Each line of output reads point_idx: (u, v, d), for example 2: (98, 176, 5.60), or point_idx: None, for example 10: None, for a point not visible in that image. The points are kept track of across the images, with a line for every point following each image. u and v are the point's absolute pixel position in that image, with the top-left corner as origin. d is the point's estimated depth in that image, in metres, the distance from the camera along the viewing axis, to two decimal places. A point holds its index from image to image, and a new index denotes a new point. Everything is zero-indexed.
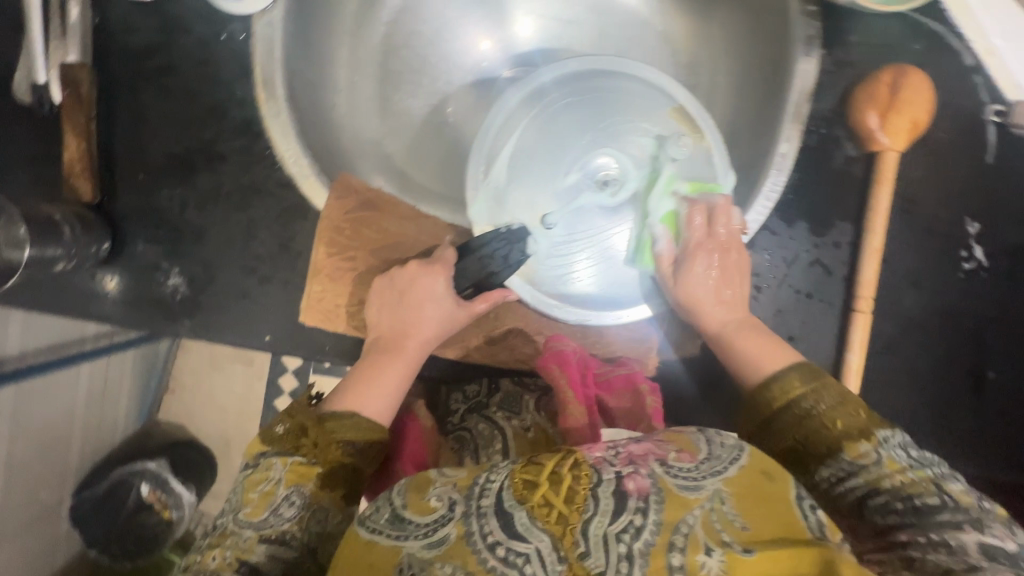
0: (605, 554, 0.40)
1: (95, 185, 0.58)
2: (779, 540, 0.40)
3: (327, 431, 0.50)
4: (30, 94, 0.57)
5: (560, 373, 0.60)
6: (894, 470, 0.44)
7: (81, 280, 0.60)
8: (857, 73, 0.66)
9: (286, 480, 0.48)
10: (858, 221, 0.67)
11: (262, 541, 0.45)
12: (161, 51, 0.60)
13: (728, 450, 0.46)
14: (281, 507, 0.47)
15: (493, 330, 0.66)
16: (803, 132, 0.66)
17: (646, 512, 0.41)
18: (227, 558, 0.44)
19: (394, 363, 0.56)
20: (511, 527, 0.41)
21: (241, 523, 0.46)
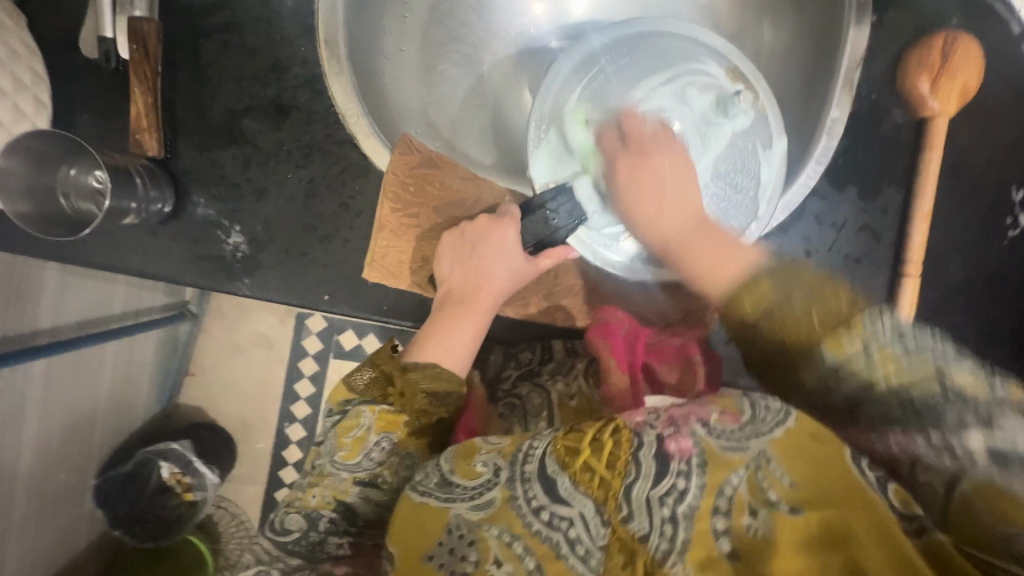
0: (647, 517, 0.41)
1: (159, 140, 0.58)
2: (830, 500, 0.37)
3: (410, 380, 0.51)
4: (96, 49, 0.57)
5: (604, 343, 0.62)
6: (884, 361, 0.41)
7: (141, 238, 0.60)
8: (907, 40, 0.67)
9: (376, 427, 0.51)
10: (907, 186, 0.68)
11: (356, 483, 0.51)
12: (225, 8, 0.60)
13: (774, 414, 0.42)
14: (372, 451, 0.51)
15: (553, 290, 0.67)
16: (852, 98, 0.67)
17: (689, 476, 0.40)
18: (325, 498, 0.52)
19: (466, 315, 0.57)
20: (552, 491, 0.44)
21: (337, 466, 0.51)
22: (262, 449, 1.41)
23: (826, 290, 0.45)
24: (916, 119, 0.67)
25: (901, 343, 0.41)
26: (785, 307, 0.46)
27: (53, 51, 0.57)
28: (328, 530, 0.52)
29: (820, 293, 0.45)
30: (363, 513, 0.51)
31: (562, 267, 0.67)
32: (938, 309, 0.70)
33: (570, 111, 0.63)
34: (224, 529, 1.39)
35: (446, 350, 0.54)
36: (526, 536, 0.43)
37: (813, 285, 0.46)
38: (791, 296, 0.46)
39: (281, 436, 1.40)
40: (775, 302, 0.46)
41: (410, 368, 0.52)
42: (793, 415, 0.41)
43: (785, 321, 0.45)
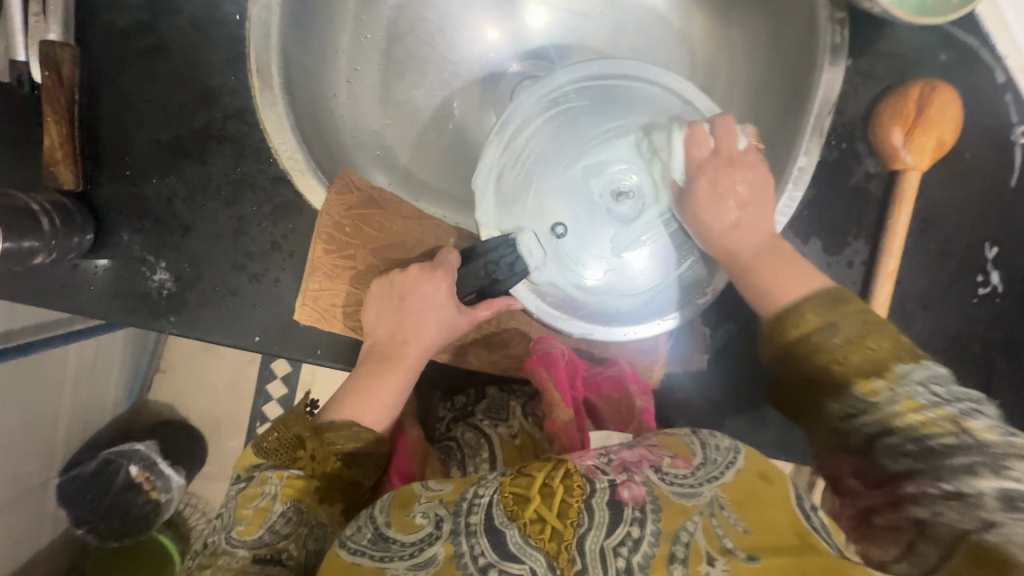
0: (602, 569, 0.40)
1: (76, 171, 0.54)
2: (775, 549, 0.40)
3: (325, 443, 0.49)
4: (8, 73, 0.53)
5: (547, 375, 0.61)
6: (909, 409, 0.42)
7: (61, 273, 0.57)
8: (883, 86, 0.63)
9: (282, 497, 0.46)
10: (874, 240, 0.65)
11: (256, 561, 0.43)
12: (152, 32, 0.56)
13: (725, 454, 0.48)
14: (276, 524, 0.45)
15: (496, 334, 0.65)
16: (822, 146, 0.63)
17: (643, 523, 0.42)
18: None
19: (394, 371, 0.54)
20: (502, 547, 0.42)
21: (232, 543, 0.45)
22: (232, 447, 1.38)
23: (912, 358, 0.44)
24: (888, 170, 0.63)
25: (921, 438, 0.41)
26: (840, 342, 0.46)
27: None
28: None
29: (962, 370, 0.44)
30: None
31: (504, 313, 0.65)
32: None
33: (523, 150, 0.57)
34: (193, 527, 1.36)
35: (368, 409, 0.51)
36: None
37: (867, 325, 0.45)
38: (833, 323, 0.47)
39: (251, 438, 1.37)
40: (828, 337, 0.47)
41: (328, 428, 0.49)
42: (741, 457, 0.47)
43: None
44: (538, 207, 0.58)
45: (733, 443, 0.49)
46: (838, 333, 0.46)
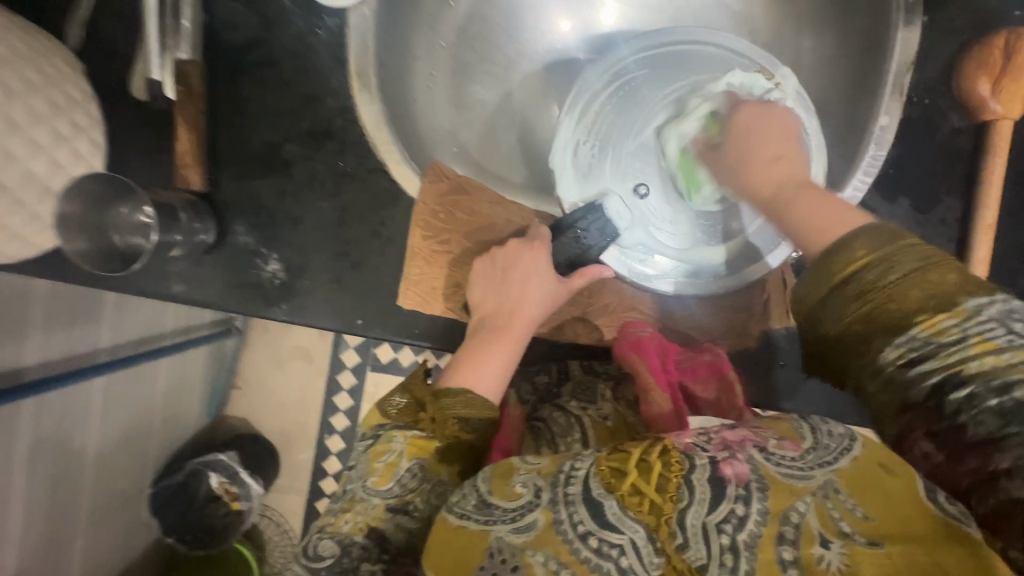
0: (704, 544, 0.40)
1: (202, 174, 0.61)
2: (906, 539, 0.38)
3: (442, 408, 0.52)
4: (145, 90, 0.60)
5: (640, 361, 0.61)
6: (984, 350, 0.38)
7: (186, 268, 0.63)
8: (964, 40, 0.61)
9: (407, 453, 0.51)
10: (966, 195, 0.63)
11: (388, 510, 0.50)
12: (260, 46, 0.61)
13: (837, 440, 0.44)
14: (404, 478, 0.51)
15: (586, 310, 0.66)
16: (903, 105, 0.63)
17: (748, 501, 0.40)
18: (357, 523, 0.50)
19: (500, 341, 0.57)
20: (600, 516, 0.42)
21: (368, 492, 0.51)
22: (303, 459, 1.42)
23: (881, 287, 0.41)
24: (975, 123, 0.62)
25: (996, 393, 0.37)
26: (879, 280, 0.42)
27: (106, 95, 0.61)
28: (360, 556, 0.49)
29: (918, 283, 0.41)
30: (395, 543, 0.49)
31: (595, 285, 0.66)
32: None
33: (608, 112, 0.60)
34: (269, 536, 1.41)
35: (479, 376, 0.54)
36: (575, 563, 0.42)
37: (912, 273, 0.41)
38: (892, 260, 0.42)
39: (321, 449, 1.41)
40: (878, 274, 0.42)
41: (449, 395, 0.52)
42: (858, 443, 0.43)
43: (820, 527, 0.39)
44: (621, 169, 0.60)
45: (846, 429, 0.45)
46: (891, 272, 0.42)
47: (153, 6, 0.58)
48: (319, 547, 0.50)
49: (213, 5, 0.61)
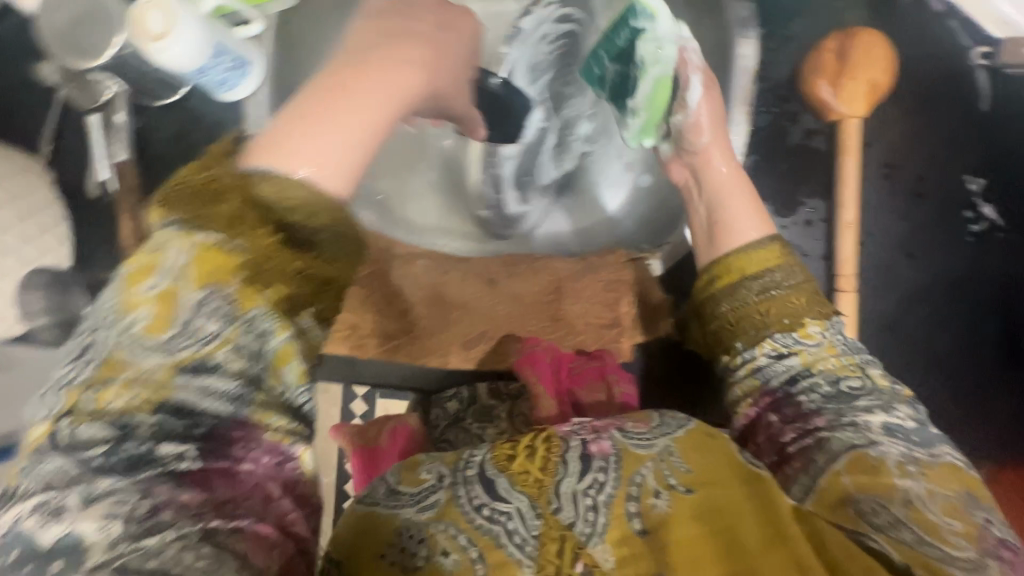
0: (573, 508, 0.42)
1: (144, 253, 0.73)
2: (720, 483, 0.42)
3: (264, 207, 0.39)
4: (99, 189, 0.74)
5: (532, 372, 0.61)
6: (832, 353, 0.50)
7: None
8: (803, 45, 0.63)
9: (191, 275, 0.37)
10: (829, 194, 0.63)
11: (179, 367, 0.36)
12: (182, 140, 0.74)
13: (677, 420, 0.48)
14: (194, 315, 0.37)
15: (465, 338, 0.69)
16: (752, 114, 0.64)
17: (607, 470, 0.43)
18: (131, 399, 0.34)
19: (344, 107, 0.44)
20: (492, 490, 0.43)
21: (138, 347, 0.36)
22: None
23: (775, 295, 0.54)
24: (828, 123, 0.63)
25: (835, 387, 0.48)
26: (755, 298, 0.54)
27: (70, 196, 0.75)
28: (146, 437, 0.34)
29: (771, 288, 0.54)
30: (204, 414, 0.36)
31: (473, 310, 0.69)
32: (893, 324, 0.64)
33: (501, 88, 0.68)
34: None
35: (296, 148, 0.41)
36: (470, 531, 0.41)
37: (763, 283, 0.55)
38: (767, 275, 0.55)
39: None
40: (749, 292, 0.55)
41: (262, 193, 0.39)
42: (693, 417, 0.47)
43: (827, 491, 0.43)
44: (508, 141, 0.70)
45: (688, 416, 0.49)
46: (770, 287, 0.54)
47: (96, 123, 0.72)
48: (78, 434, 0.33)
49: (143, 112, 0.74)
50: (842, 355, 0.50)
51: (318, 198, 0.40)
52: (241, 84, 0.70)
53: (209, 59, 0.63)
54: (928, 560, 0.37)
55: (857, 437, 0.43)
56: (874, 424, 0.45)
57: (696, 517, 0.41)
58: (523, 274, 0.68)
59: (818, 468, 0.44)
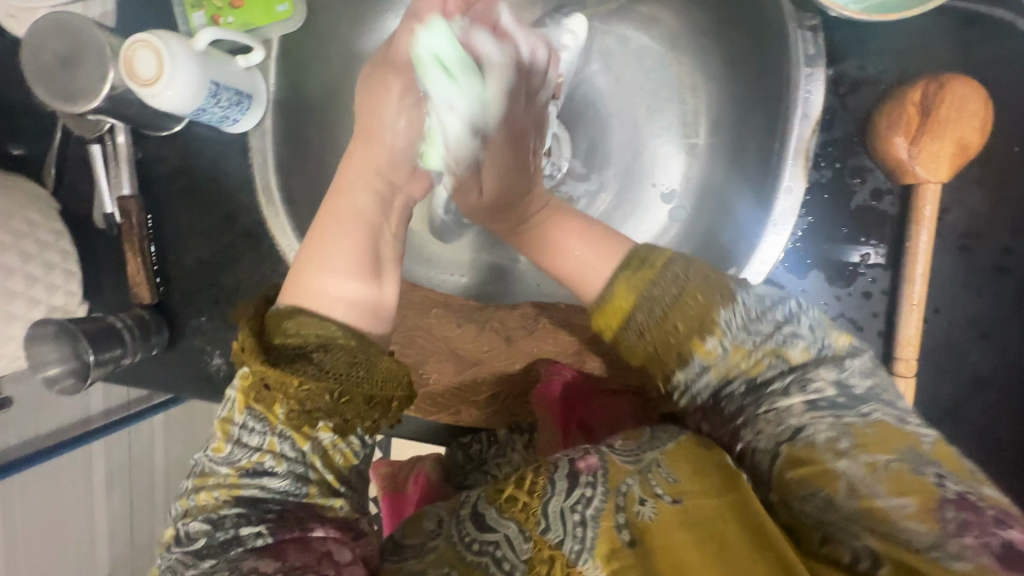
0: (561, 525, 0.45)
1: (152, 289, 0.71)
2: (698, 496, 0.44)
3: (285, 331, 0.50)
4: (103, 221, 0.71)
5: (543, 400, 0.67)
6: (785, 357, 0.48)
7: (149, 367, 0.73)
8: (877, 92, 0.54)
9: (239, 403, 0.49)
10: (892, 265, 0.56)
11: (242, 473, 0.48)
12: (185, 173, 0.70)
13: (670, 435, 0.51)
14: (244, 434, 0.48)
15: (473, 389, 0.66)
16: (809, 169, 0.56)
17: (594, 485, 0.46)
18: (216, 498, 0.47)
19: (343, 232, 0.56)
20: (481, 523, 0.48)
21: (216, 462, 0.49)
22: None
23: (687, 283, 0.53)
24: (900, 185, 0.54)
25: (748, 335, 0.50)
26: (647, 321, 0.53)
27: (78, 226, 0.73)
28: (239, 523, 0.46)
29: (683, 286, 0.53)
30: (271, 503, 0.47)
31: (489, 356, 0.67)
32: (956, 413, 0.57)
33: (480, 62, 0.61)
34: None
35: (307, 287, 0.53)
36: (461, 565, 0.47)
37: (676, 271, 0.54)
38: (651, 299, 0.53)
39: None
40: (650, 310, 0.54)
41: (278, 336, 0.50)
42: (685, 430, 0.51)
43: (661, 330, 0.53)
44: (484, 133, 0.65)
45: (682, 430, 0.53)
46: (647, 320, 0.53)
47: (97, 154, 0.68)
48: (194, 533, 0.47)
49: (147, 141, 0.70)
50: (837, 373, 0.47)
51: (321, 326, 0.51)
52: (241, 118, 0.64)
53: (206, 98, 0.58)
54: (880, 510, 0.39)
55: (799, 439, 0.43)
56: (865, 413, 0.44)
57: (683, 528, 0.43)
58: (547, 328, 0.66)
59: (821, 427, 0.44)
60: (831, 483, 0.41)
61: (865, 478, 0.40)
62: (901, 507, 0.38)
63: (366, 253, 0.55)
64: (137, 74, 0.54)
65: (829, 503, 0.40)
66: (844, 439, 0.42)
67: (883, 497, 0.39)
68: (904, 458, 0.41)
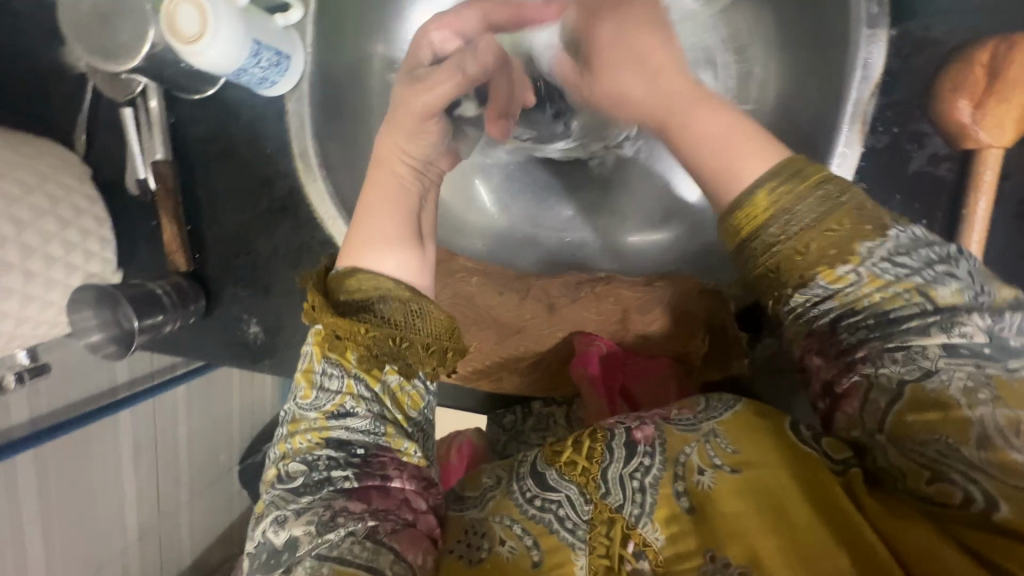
0: (622, 491, 0.44)
1: (187, 256, 0.70)
2: (764, 459, 0.43)
3: (359, 289, 0.50)
4: (137, 187, 0.70)
5: (584, 373, 0.63)
6: (910, 287, 0.40)
7: (188, 334, 0.73)
8: (942, 53, 0.53)
9: (319, 352, 0.51)
10: (949, 234, 0.55)
11: (328, 418, 0.49)
12: (219, 137, 0.68)
13: (725, 404, 0.49)
14: (324, 381, 0.50)
15: (514, 353, 0.67)
16: (866, 133, 0.55)
17: (653, 453, 0.45)
18: (308, 440, 0.49)
19: (397, 211, 0.54)
20: (541, 480, 0.47)
21: (304, 407, 0.50)
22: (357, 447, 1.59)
23: (838, 199, 0.42)
24: (960, 151, 0.53)
25: (887, 264, 0.40)
26: (784, 233, 0.42)
27: (109, 192, 0.72)
28: (328, 466, 0.47)
29: (830, 202, 0.42)
30: (353, 460, 0.48)
31: (524, 323, 0.66)
32: None
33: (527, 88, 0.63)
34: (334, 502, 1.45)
35: (361, 245, 0.51)
36: (524, 520, 0.45)
37: (824, 193, 0.42)
38: (790, 211, 0.42)
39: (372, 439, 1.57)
40: (783, 224, 0.42)
41: (340, 293, 0.51)
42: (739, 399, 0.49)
43: (801, 244, 0.42)
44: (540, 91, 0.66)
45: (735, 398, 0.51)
46: (792, 220, 0.42)
47: (129, 118, 0.67)
48: (286, 472, 0.48)
49: (179, 105, 0.68)
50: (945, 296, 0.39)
51: (379, 279, 0.50)
52: (279, 80, 0.63)
53: (249, 57, 0.56)
54: (1020, 470, 0.35)
55: (911, 368, 0.39)
56: (1008, 365, 0.38)
57: (747, 492, 0.41)
58: (589, 297, 0.65)
59: (968, 380, 0.37)
60: (961, 430, 0.36)
61: (1008, 434, 0.35)
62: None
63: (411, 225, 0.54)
64: (179, 32, 0.52)
65: (952, 448, 0.36)
66: (972, 378, 0.37)
67: (1019, 448, 0.35)
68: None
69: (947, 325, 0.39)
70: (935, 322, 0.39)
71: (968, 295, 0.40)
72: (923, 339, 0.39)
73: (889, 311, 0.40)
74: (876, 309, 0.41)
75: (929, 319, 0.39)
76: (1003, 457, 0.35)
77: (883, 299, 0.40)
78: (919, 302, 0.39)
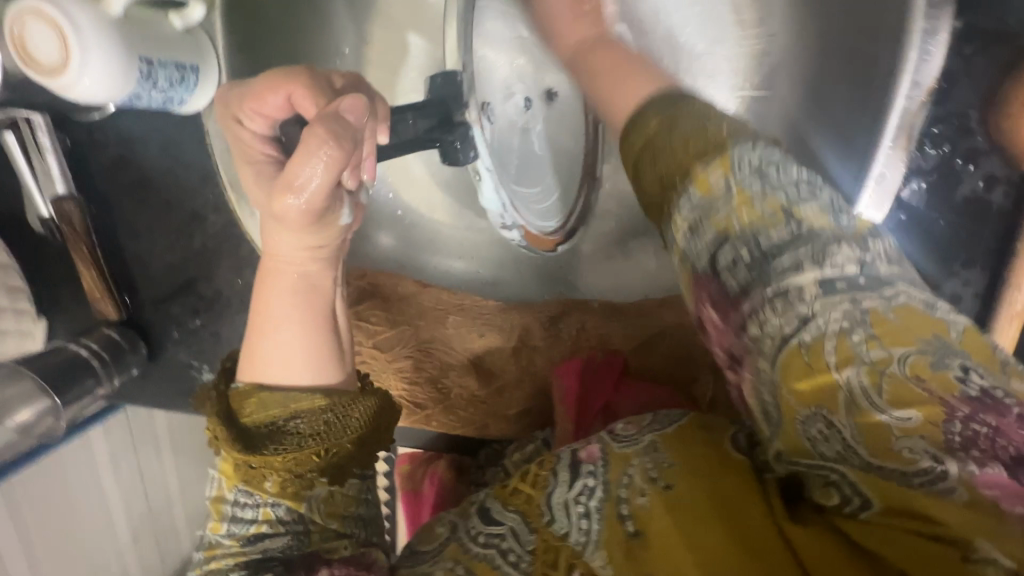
0: (567, 518, 0.38)
1: (117, 304, 0.60)
2: (702, 475, 0.35)
3: (265, 407, 0.41)
4: (42, 227, 0.58)
5: (561, 385, 0.57)
6: (793, 215, 0.32)
7: (130, 388, 0.64)
8: (999, 55, 0.47)
9: (228, 481, 0.41)
10: (997, 264, 0.51)
11: (248, 542, 0.41)
12: (133, 163, 0.57)
13: (678, 415, 0.42)
14: (239, 510, 0.41)
15: (498, 380, 0.60)
16: (910, 151, 0.49)
17: (596, 474, 0.38)
18: (226, 565, 0.41)
19: (280, 291, 0.42)
20: (488, 515, 0.41)
21: (220, 535, 0.42)
22: None
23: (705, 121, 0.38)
24: (1016, 171, 0.48)
25: (761, 180, 0.33)
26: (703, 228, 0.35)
27: (8, 231, 0.60)
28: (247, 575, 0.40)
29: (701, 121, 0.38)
30: (283, 555, 0.41)
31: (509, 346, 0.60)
32: None
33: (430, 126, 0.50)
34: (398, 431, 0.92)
35: (266, 358, 0.41)
36: (469, 561, 0.39)
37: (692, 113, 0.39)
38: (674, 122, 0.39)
39: None
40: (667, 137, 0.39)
41: (242, 414, 0.40)
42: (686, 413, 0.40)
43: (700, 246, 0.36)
44: (497, 114, 0.55)
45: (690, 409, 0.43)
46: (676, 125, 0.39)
47: (13, 144, 0.53)
48: None
49: (75, 126, 0.57)
50: (758, 202, 0.32)
51: (294, 396, 0.41)
52: (189, 97, 0.49)
53: (139, 83, 0.45)
54: (880, 427, 0.26)
55: (788, 321, 0.29)
56: (886, 293, 0.28)
57: (693, 516, 0.33)
58: (592, 323, 0.60)
59: (791, 229, 0.31)
60: (828, 399, 0.27)
61: (870, 394, 0.26)
62: (908, 441, 0.25)
63: (318, 336, 0.42)
64: (33, 57, 0.42)
65: (833, 427, 0.27)
66: (850, 319, 0.28)
67: (884, 407, 0.26)
68: (922, 349, 0.27)
69: (834, 211, 0.32)
70: (806, 255, 0.30)
71: (833, 219, 0.32)
72: (767, 190, 0.33)
73: (762, 243, 0.31)
74: (751, 243, 0.32)
75: (768, 157, 0.33)
76: (898, 436, 0.26)
77: (754, 219, 0.32)
78: (785, 225, 0.31)
